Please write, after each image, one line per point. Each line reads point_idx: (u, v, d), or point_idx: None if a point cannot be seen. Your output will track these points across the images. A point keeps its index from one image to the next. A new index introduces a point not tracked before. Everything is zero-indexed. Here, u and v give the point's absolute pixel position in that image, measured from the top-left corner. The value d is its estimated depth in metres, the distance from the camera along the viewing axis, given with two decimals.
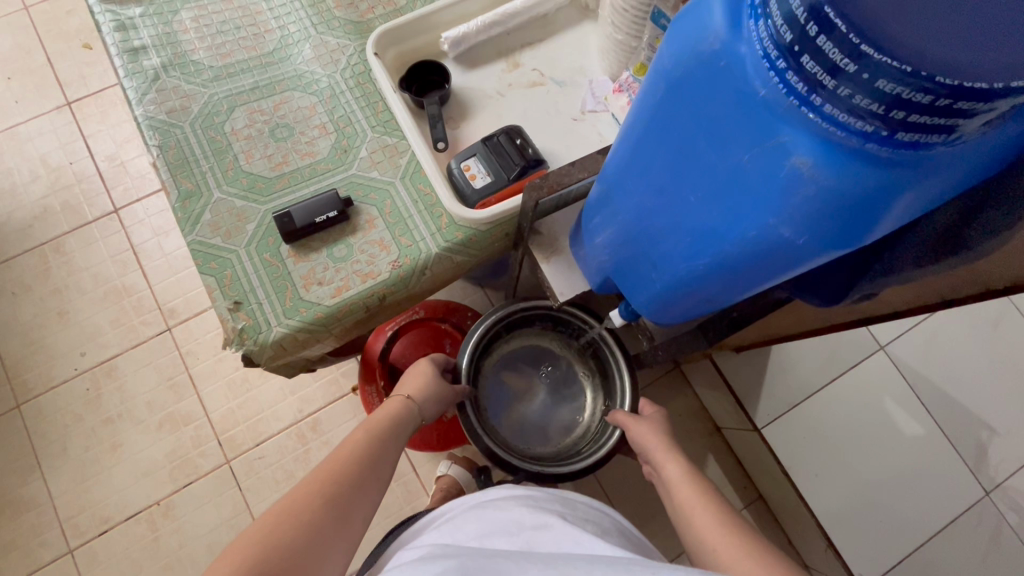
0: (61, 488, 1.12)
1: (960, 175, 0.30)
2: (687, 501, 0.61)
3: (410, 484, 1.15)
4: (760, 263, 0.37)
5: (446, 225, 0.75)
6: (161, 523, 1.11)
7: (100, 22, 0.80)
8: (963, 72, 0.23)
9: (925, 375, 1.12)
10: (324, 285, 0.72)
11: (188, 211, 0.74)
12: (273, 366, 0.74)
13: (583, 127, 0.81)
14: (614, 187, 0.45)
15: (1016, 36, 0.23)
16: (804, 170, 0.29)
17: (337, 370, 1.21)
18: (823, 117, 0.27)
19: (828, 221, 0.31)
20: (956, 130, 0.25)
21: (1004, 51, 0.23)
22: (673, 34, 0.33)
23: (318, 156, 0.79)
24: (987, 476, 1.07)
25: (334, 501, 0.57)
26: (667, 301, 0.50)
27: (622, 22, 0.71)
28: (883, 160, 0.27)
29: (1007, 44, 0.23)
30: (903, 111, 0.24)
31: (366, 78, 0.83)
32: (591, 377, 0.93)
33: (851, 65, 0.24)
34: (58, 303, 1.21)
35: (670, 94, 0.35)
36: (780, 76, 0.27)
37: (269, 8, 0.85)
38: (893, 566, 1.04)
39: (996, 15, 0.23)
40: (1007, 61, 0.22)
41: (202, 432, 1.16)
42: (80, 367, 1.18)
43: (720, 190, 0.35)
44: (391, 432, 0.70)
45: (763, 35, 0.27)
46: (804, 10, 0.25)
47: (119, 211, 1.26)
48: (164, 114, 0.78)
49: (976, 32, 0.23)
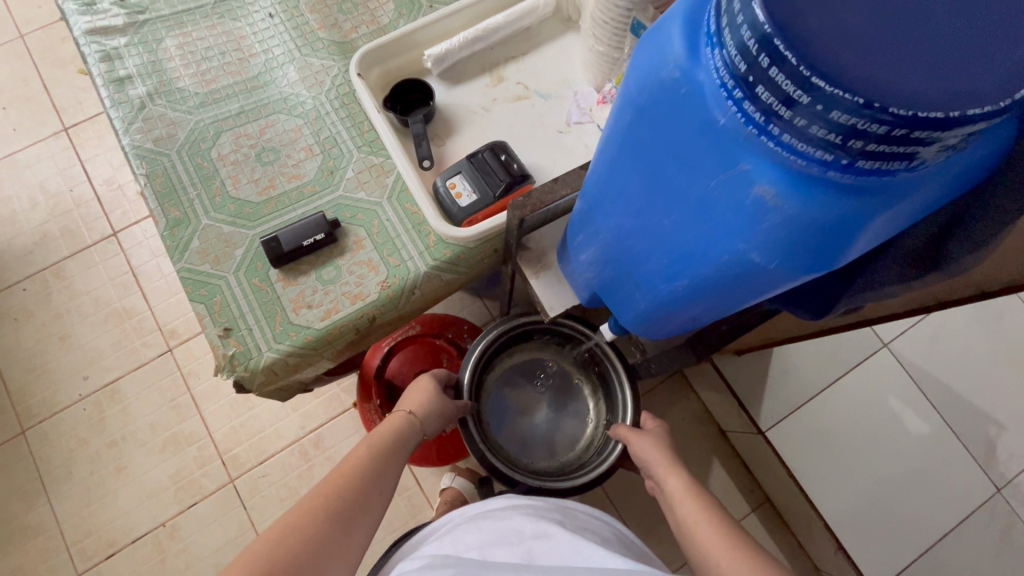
0: (67, 512, 1.12)
1: (933, 194, 0.29)
2: (689, 516, 0.60)
3: (414, 498, 1.15)
4: (736, 286, 0.36)
5: (435, 244, 0.74)
6: (167, 545, 1.11)
7: (86, 53, 0.81)
8: (915, 102, 0.22)
9: (931, 372, 1.11)
10: (313, 308, 0.72)
11: (176, 239, 0.74)
12: (266, 391, 0.74)
13: (568, 140, 0.80)
14: (592, 209, 0.45)
15: (968, 64, 0.22)
16: (768, 199, 0.29)
17: (337, 387, 1.20)
18: (782, 146, 0.27)
19: (796, 247, 0.30)
20: (916, 157, 0.24)
21: (956, 80, 0.22)
22: (635, 62, 0.33)
23: (305, 178, 0.79)
24: (998, 472, 1.06)
25: (337, 516, 0.56)
26: (653, 319, 0.49)
27: (603, 34, 0.71)
28: (846, 187, 0.27)
29: (958, 73, 0.22)
30: (860, 141, 0.24)
31: (351, 99, 0.83)
32: (592, 390, 0.92)
33: (804, 96, 0.24)
34: (60, 328, 1.22)
35: (638, 118, 0.34)
36: (738, 106, 0.27)
37: (252, 32, 0.85)
38: (907, 567, 1.02)
39: (953, 43, 0.23)
40: (960, 89, 0.22)
41: (206, 452, 1.15)
42: (83, 391, 1.18)
43: (691, 216, 0.35)
44: (393, 446, 0.69)
45: (719, 64, 0.27)
46: (754, 41, 0.24)
47: (118, 234, 1.26)
48: (151, 143, 0.78)
49: (927, 65, 0.23)
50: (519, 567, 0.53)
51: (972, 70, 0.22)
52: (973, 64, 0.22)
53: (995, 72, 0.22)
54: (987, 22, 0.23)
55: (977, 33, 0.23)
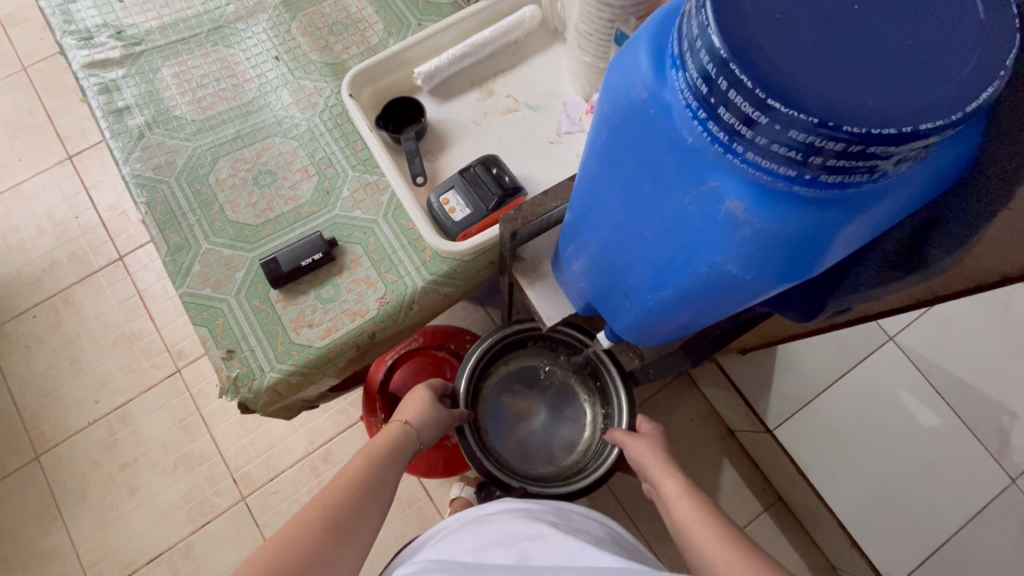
0: (83, 535, 1.14)
1: (902, 200, 0.30)
2: (685, 517, 0.61)
3: (424, 509, 1.15)
4: (718, 296, 0.37)
5: (430, 258, 0.76)
6: (182, 564, 1.12)
7: (85, 87, 0.83)
8: (868, 120, 0.23)
9: (938, 363, 1.11)
10: (314, 327, 0.73)
11: (178, 264, 0.76)
12: (270, 410, 0.75)
13: (560, 150, 0.81)
14: (580, 221, 0.46)
15: (920, 80, 0.24)
16: (738, 214, 0.30)
17: (345, 401, 1.21)
18: (747, 163, 0.28)
19: (769, 259, 0.31)
20: (877, 169, 0.25)
21: (910, 96, 0.24)
22: (608, 84, 0.34)
23: (302, 200, 0.80)
24: (1012, 462, 1.05)
25: (333, 527, 0.57)
26: (644, 328, 0.50)
27: (588, 45, 0.72)
28: (813, 201, 0.28)
29: (912, 89, 0.24)
30: (820, 157, 0.25)
31: (344, 119, 0.84)
32: (590, 395, 0.92)
33: (762, 117, 0.25)
34: (70, 353, 1.24)
35: (614, 135, 0.35)
36: (703, 126, 0.28)
37: (246, 58, 0.87)
38: (923, 562, 1.02)
39: (902, 62, 0.24)
40: (912, 106, 0.24)
41: (217, 470, 1.17)
42: (94, 414, 1.20)
43: (670, 229, 0.35)
44: (388, 458, 0.69)
45: (684, 85, 0.28)
46: (713, 65, 0.25)
47: (124, 258, 1.29)
48: (150, 171, 0.80)
49: (882, 81, 0.24)
50: (511, 569, 0.54)
51: (922, 89, 0.24)
52: (924, 82, 0.24)
53: (942, 91, 0.24)
54: (932, 44, 0.25)
55: (925, 50, 0.25)
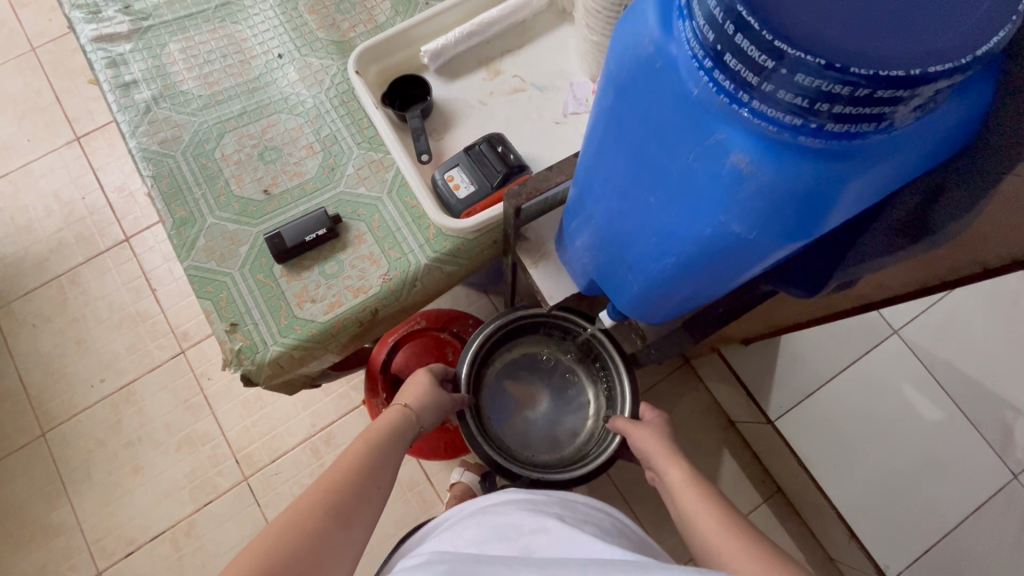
0: (87, 512, 1.15)
1: (909, 158, 0.30)
2: (688, 506, 0.61)
3: (424, 492, 1.16)
4: (722, 260, 0.37)
5: (434, 236, 0.76)
6: (184, 542, 1.13)
7: (93, 60, 0.83)
8: (869, 62, 0.24)
9: (942, 358, 1.10)
10: (317, 302, 0.73)
11: (183, 238, 0.76)
12: (273, 384, 0.75)
13: (565, 130, 0.81)
14: (584, 192, 0.46)
15: (924, 27, 0.24)
16: (743, 167, 0.30)
17: (347, 384, 1.22)
18: (754, 114, 0.28)
19: (774, 215, 0.31)
20: (885, 117, 0.25)
21: (913, 40, 0.24)
22: (615, 42, 0.34)
23: (307, 176, 0.80)
24: (1016, 459, 1.04)
25: (336, 511, 0.57)
26: (647, 301, 0.50)
27: (596, 23, 0.71)
28: (818, 152, 0.28)
29: (914, 34, 0.24)
30: (829, 103, 0.25)
31: (350, 97, 0.84)
32: (592, 382, 0.92)
33: (771, 63, 0.25)
34: (76, 332, 1.25)
35: (619, 95, 0.35)
36: (709, 76, 0.28)
37: (253, 34, 0.87)
38: (920, 556, 1.02)
39: (908, 10, 0.25)
40: (918, 51, 0.24)
41: (219, 451, 1.18)
42: (99, 393, 1.21)
43: (675, 191, 0.35)
44: (389, 441, 0.70)
45: (691, 35, 0.28)
46: (720, 11, 0.25)
47: (130, 239, 1.29)
48: (157, 145, 0.80)
49: (885, 28, 0.24)
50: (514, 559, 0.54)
51: (926, 36, 0.24)
52: (928, 30, 0.24)
53: (947, 38, 0.24)
54: None
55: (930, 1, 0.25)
